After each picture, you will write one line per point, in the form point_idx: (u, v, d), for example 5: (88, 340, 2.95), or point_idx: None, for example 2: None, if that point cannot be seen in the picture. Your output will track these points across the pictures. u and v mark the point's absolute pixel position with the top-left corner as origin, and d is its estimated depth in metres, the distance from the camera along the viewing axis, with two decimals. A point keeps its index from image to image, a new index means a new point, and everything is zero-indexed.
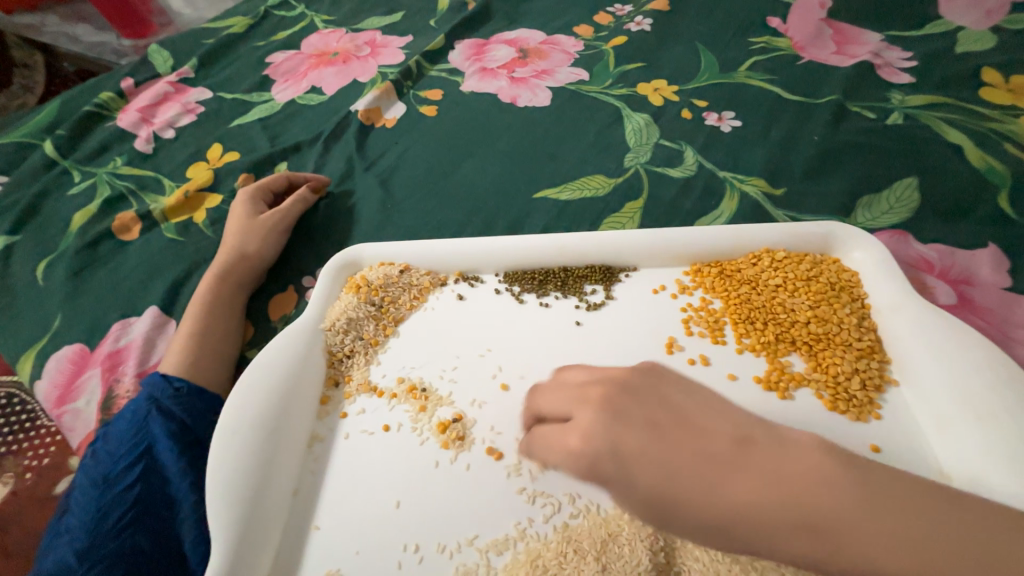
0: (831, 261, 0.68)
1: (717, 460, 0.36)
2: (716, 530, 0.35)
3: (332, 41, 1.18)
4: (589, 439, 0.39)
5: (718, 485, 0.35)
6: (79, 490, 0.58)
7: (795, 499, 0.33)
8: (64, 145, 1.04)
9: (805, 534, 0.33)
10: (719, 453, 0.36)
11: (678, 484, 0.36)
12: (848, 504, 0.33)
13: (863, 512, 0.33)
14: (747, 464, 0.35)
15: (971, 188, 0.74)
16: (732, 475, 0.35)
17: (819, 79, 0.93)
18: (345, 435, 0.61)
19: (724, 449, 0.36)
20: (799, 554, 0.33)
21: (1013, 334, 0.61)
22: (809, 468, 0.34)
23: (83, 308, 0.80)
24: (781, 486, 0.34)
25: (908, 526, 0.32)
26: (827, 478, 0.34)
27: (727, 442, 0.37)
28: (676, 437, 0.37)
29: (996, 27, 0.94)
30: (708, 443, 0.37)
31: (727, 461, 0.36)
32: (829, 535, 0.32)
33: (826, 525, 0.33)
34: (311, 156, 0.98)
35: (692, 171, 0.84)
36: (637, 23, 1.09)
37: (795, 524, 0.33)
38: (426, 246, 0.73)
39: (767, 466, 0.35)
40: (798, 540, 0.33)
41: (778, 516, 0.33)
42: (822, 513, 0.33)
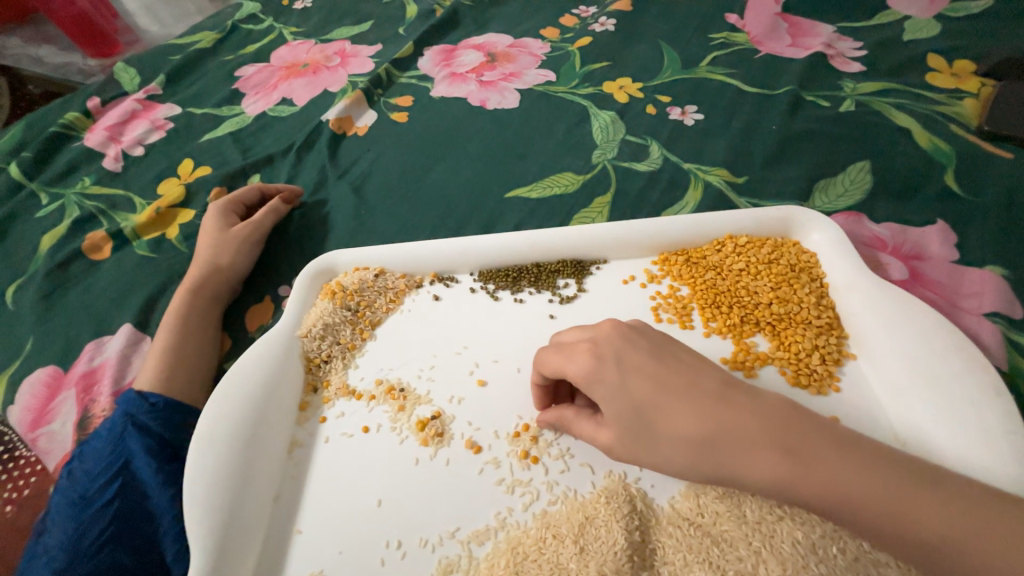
0: (791, 244, 0.71)
1: (700, 396, 0.45)
2: (677, 442, 0.45)
3: (301, 53, 1.19)
4: (599, 347, 0.50)
5: (685, 408, 0.45)
6: (56, 510, 0.57)
7: (727, 425, 0.43)
8: (31, 166, 1.02)
9: (743, 451, 0.43)
10: (707, 389, 0.46)
11: (655, 399, 0.46)
12: (792, 437, 0.42)
13: (803, 447, 0.42)
14: (727, 400, 0.45)
15: (921, 168, 0.78)
16: (704, 405, 0.45)
17: (776, 71, 0.96)
18: (326, 439, 0.61)
19: (709, 391, 0.46)
20: (724, 465, 0.43)
21: (961, 304, 0.64)
22: (773, 411, 0.44)
23: (55, 329, 0.79)
24: (720, 416, 0.44)
25: (841, 463, 0.41)
26: (785, 421, 0.43)
27: (714, 386, 0.46)
28: (676, 367, 0.48)
29: (939, 15, 0.99)
30: (696, 382, 0.46)
31: (710, 397, 0.45)
32: (767, 456, 0.42)
33: (765, 447, 0.42)
34: (284, 167, 0.98)
35: (657, 164, 0.86)
36: (600, 24, 1.11)
37: (743, 442, 0.43)
38: (400, 249, 0.74)
39: (739, 406, 0.44)
40: (741, 456, 0.43)
41: (710, 434, 0.44)
42: (768, 438, 0.43)
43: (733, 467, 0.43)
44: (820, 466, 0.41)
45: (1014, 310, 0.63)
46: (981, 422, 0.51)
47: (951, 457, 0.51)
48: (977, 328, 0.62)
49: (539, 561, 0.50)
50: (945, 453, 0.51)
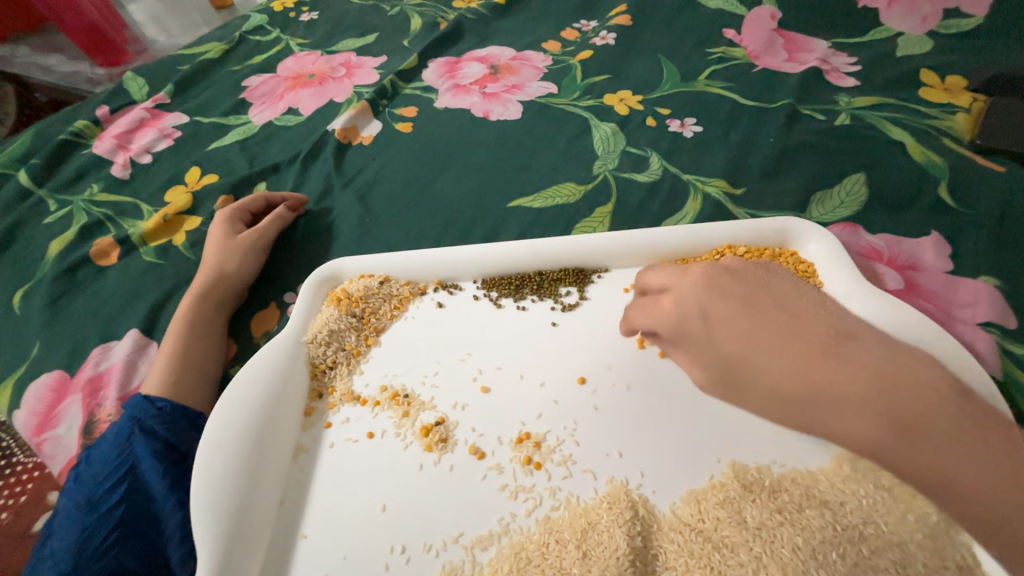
0: (789, 254, 0.72)
1: (824, 348, 0.45)
2: (792, 403, 0.45)
3: (308, 64, 1.21)
4: (683, 304, 0.53)
5: (783, 363, 0.45)
6: (63, 513, 0.58)
7: (820, 380, 0.44)
8: (40, 173, 1.04)
9: (837, 411, 0.43)
10: (814, 341, 0.46)
11: (758, 353, 0.47)
12: (850, 400, 0.42)
13: (911, 416, 0.41)
14: (838, 360, 0.44)
15: (914, 181, 0.80)
16: (828, 367, 0.44)
17: (773, 85, 0.99)
18: (330, 445, 0.62)
19: (819, 344, 0.45)
20: (803, 415, 0.46)
21: (956, 313, 0.65)
22: (894, 379, 0.42)
23: (62, 334, 0.80)
24: (818, 370, 0.44)
25: (911, 427, 0.41)
26: (891, 387, 0.42)
27: (836, 339, 0.46)
28: (771, 313, 0.48)
29: (931, 32, 1.02)
30: (805, 335, 0.46)
31: (824, 353, 0.44)
32: (871, 423, 0.42)
33: (857, 412, 0.42)
34: (290, 175, 1.00)
35: (657, 175, 0.88)
36: (601, 38, 1.14)
37: (839, 403, 0.43)
38: (404, 257, 0.75)
39: (862, 365, 0.43)
40: (820, 411, 0.44)
41: (801, 388, 0.44)
42: (878, 408, 0.41)
43: (823, 424, 0.44)
44: (876, 430, 0.41)
45: (1007, 320, 0.64)
46: None
47: None
48: (971, 338, 0.63)
49: (542, 566, 0.51)
50: None
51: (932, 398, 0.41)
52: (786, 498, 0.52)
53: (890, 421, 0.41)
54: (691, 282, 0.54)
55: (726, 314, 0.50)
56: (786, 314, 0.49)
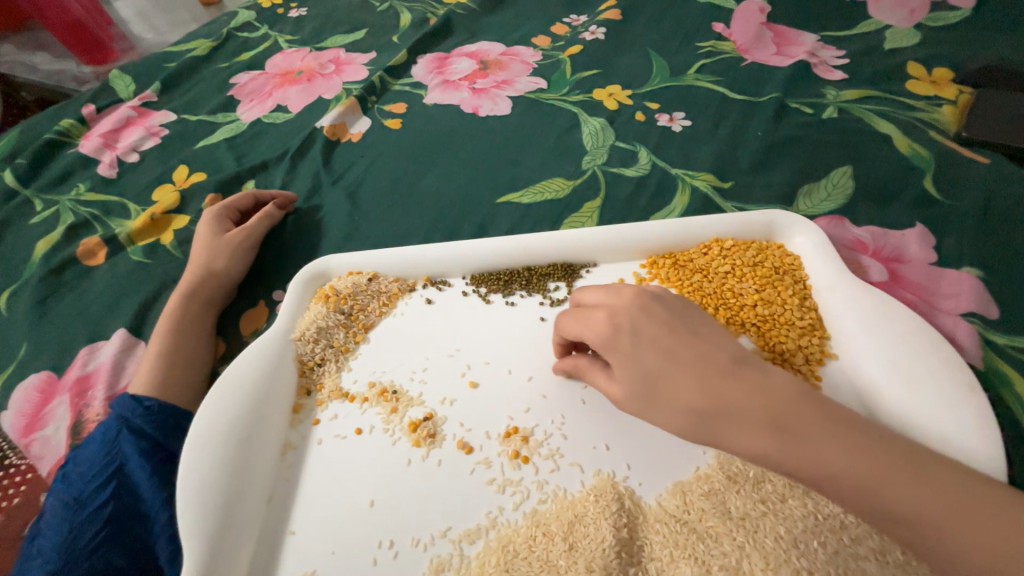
0: (775, 247, 0.72)
1: (714, 370, 0.47)
2: (695, 421, 0.47)
3: (296, 61, 1.20)
4: (616, 318, 0.51)
5: (689, 378, 0.47)
6: (50, 512, 0.57)
7: (721, 394, 0.46)
8: (26, 173, 1.03)
9: (733, 424, 0.45)
10: (714, 362, 0.48)
11: (669, 372, 0.48)
12: (742, 412, 0.45)
13: (786, 422, 0.44)
14: (731, 376, 0.46)
15: (900, 174, 0.80)
16: (722, 386, 0.46)
17: (761, 78, 0.99)
18: (319, 441, 0.62)
19: (722, 365, 0.47)
20: (715, 437, 0.46)
21: (938, 304, 0.66)
22: (774, 388, 0.46)
23: (49, 335, 0.80)
24: (721, 384, 0.46)
25: (785, 436, 0.44)
26: (778, 399, 0.45)
27: (728, 361, 0.48)
28: (681, 333, 0.50)
29: (918, 25, 1.02)
30: (713, 358, 0.48)
31: (723, 372, 0.47)
32: (766, 436, 0.44)
33: (752, 426, 0.44)
34: (278, 173, 0.99)
35: (646, 170, 0.88)
36: (591, 33, 1.14)
37: (737, 418, 0.45)
38: (393, 253, 0.75)
39: (751, 382, 0.46)
40: (721, 424, 0.46)
41: (707, 402, 0.46)
42: (763, 415, 0.44)
43: (733, 442, 0.45)
44: (770, 440, 0.44)
45: (988, 310, 0.65)
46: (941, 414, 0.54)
47: None
48: (952, 328, 0.64)
49: (529, 558, 0.52)
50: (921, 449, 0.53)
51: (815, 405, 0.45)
52: (770, 488, 0.52)
53: (785, 431, 0.44)
54: (631, 298, 0.53)
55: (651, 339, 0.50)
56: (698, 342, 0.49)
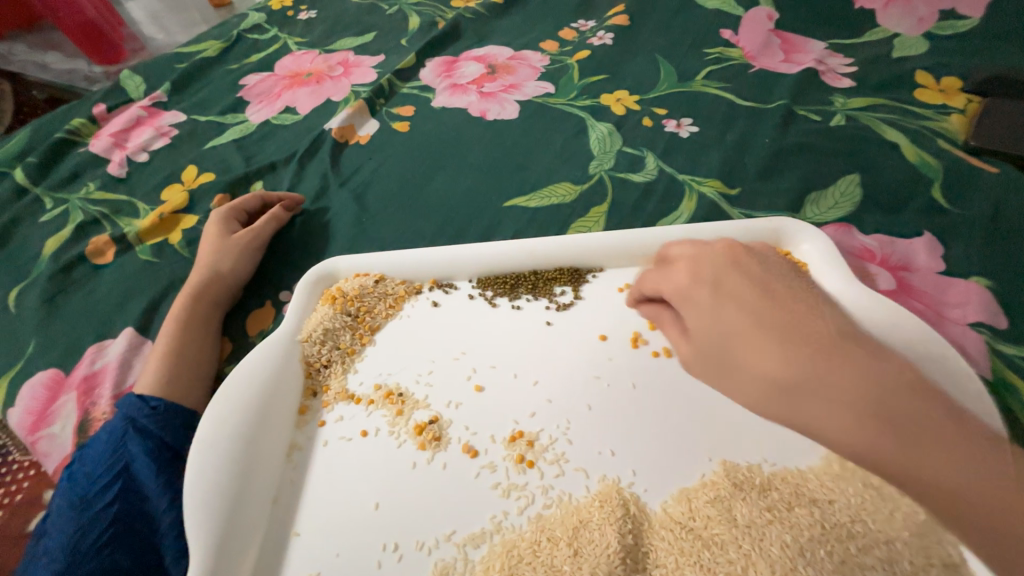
0: (782, 254, 0.72)
1: (813, 345, 0.41)
2: (785, 397, 0.41)
3: (305, 63, 1.21)
4: (698, 278, 0.51)
5: (776, 344, 0.42)
6: (57, 512, 0.58)
7: (813, 364, 0.40)
8: (37, 171, 1.04)
9: (830, 406, 0.39)
10: (813, 330, 0.42)
11: (758, 333, 0.44)
12: (846, 397, 0.38)
13: (896, 413, 0.37)
14: (837, 356, 0.40)
15: (909, 182, 0.80)
16: (825, 364, 0.40)
17: (769, 85, 0.99)
18: (324, 443, 0.62)
19: (824, 339, 0.41)
20: (795, 412, 0.40)
21: (947, 314, 0.66)
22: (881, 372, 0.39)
23: (57, 333, 0.80)
24: (816, 355, 0.40)
25: (898, 434, 0.37)
26: (888, 387, 0.38)
27: (830, 337, 0.42)
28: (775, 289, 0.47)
29: (927, 34, 1.02)
30: (814, 329, 0.42)
31: (824, 349, 0.41)
32: (877, 428, 0.37)
33: (858, 415, 0.38)
34: (287, 174, 1.00)
35: (652, 175, 0.88)
36: (599, 38, 1.14)
37: (828, 394, 0.39)
38: (400, 256, 0.75)
39: (852, 360, 0.40)
40: (811, 405, 0.40)
41: (794, 372, 0.40)
42: (859, 398, 0.38)
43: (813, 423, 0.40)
44: (887, 439, 0.37)
45: (998, 321, 0.64)
46: None
47: None
48: (961, 338, 0.63)
49: (534, 564, 0.52)
50: None
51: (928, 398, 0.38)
52: (776, 496, 0.52)
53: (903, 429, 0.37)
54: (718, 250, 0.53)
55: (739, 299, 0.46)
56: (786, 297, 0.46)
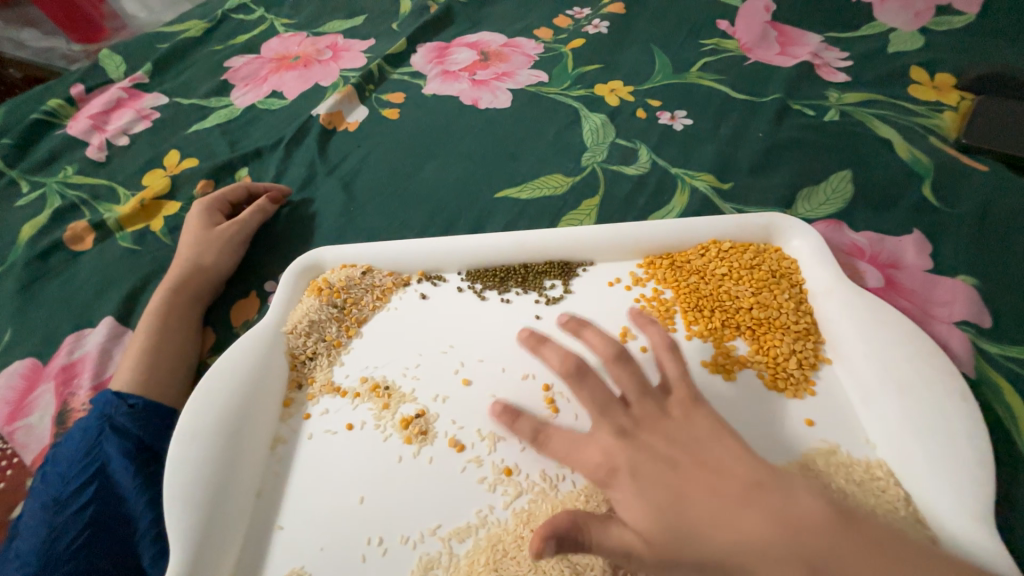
0: (773, 250, 0.72)
1: (734, 496, 0.42)
2: (673, 532, 0.41)
3: (293, 46, 1.18)
4: (611, 456, 0.47)
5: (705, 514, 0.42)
6: (29, 515, 0.57)
7: (737, 538, 0.40)
8: (12, 154, 1.00)
9: (728, 540, 0.40)
10: (728, 489, 0.43)
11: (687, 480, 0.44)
12: (750, 533, 0.40)
13: (832, 560, 0.39)
14: (763, 506, 0.41)
15: (899, 178, 0.80)
16: (747, 514, 0.41)
17: (765, 78, 0.98)
18: (309, 436, 0.61)
19: (734, 491, 0.43)
20: None
21: (933, 312, 0.66)
22: (798, 512, 0.41)
23: (35, 321, 0.78)
24: (729, 519, 0.41)
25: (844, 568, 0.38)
26: (804, 527, 0.40)
27: (743, 487, 0.43)
28: (689, 465, 0.45)
29: (923, 29, 1.01)
30: (723, 482, 0.43)
31: (742, 497, 0.42)
32: (784, 557, 0.39)
33: (778, 558, 0.39)
34: (273, 161, 0.97)
35: (646, 168, 0.87)
36: (594, 26, 1.12)
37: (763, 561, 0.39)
38: (388, 247, 0.74)
39: (767, 511, 0.41)
40: (704, 543, 0.41)
41: (731, 553, 0.40)
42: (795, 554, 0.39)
43: None
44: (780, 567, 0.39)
45: (983, 319, 0.65)
46: (932, 420, 0.54)
47: (916, 468, 0.53)
48: (947, 336, 0.64)
49: (518, 558, 0.52)
50: (915, 463, 0.53)
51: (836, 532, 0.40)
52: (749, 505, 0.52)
53: (797, 552, 0.39)
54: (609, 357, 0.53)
55: (651, 449, 0.47)
56: (702, 447, 0.46)
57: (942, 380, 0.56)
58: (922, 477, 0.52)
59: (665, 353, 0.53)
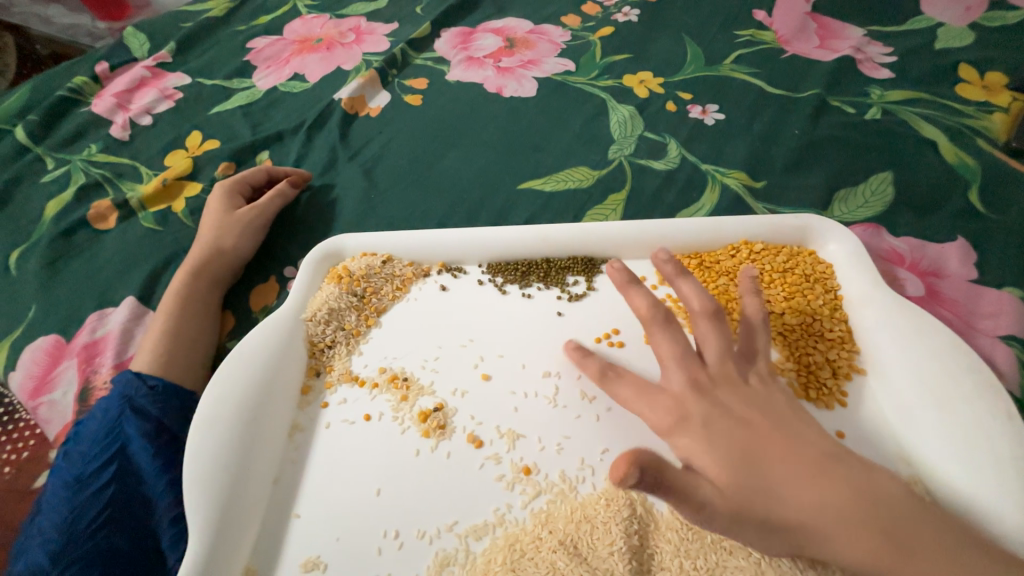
0: (806, 254, 0.69)
1: (812, 465, 0.40)
2: (751, 489, 0.38)
3: (315, 28, 1.16)
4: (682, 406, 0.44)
5: (792, 480, 0.39)
6: (53, 491, 0.58)
7: (817, 503, 0.39)
8: (38, 130, 1.00)
9: (800, 503, 0.39)
10: (808, 457, 0.41)
11: (764, 442, 0.41)
12: (828, 500, 0.39)
13: (903, 533, 0.39)
14: (844, 474, 0.40)
15: (944, 182, 0.76)
16: (828, 486, 0.39)
17: (803, 73, 0.94)
18: (326, 425, 0.61)
19: (813, 459, 0.41)
20: (837, 547, 0.39)
21: (977, 324, 0.63)
22: (869, 484, 0.40)
23: (58, 298, 0.79)
24: (814, 479, 0.40)
25: (910, 536, 0.39)
26: (876, 500, 0.40)
27: (819, 457, 0.41)
28: (764, 428, 0.42)
29: (975, 24, 0.96)
30: (801, 449, 0.41)
31: (824, 470, 0.40)
32: (858, 525, 0.39)
33: (854, 531, 0.38)
34: (294, 145, 0.96)
35: (675, 164, 0.84)
36: (624, 14, 1.08)
37: (837, 528, 0.38)
38: (409, 236, 0.73)
39: (844, 481, 0.40)
40: (779, 501, 0.39)
41: (812, 516, 0.38)
42: (868, 523, 0.39)
43: (824, 551, 0.39)
44: (857, 537, 0.38)
45: None
46: (972, 438, 0.52)
47: (961, 487, 0.50)
48: (990, 351, 0.61)
49: (536, 559, 0.51)
50: (955, 480, 0.50)
51: (900, 509, 0.40)
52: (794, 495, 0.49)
53: (874, 524, 0.39)
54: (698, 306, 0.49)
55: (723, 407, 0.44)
56: (777, 412, 0.44)
57: (987, 398, 0.53)
58: (968, 492, 0.49)
59: (704, 320, 0.48)
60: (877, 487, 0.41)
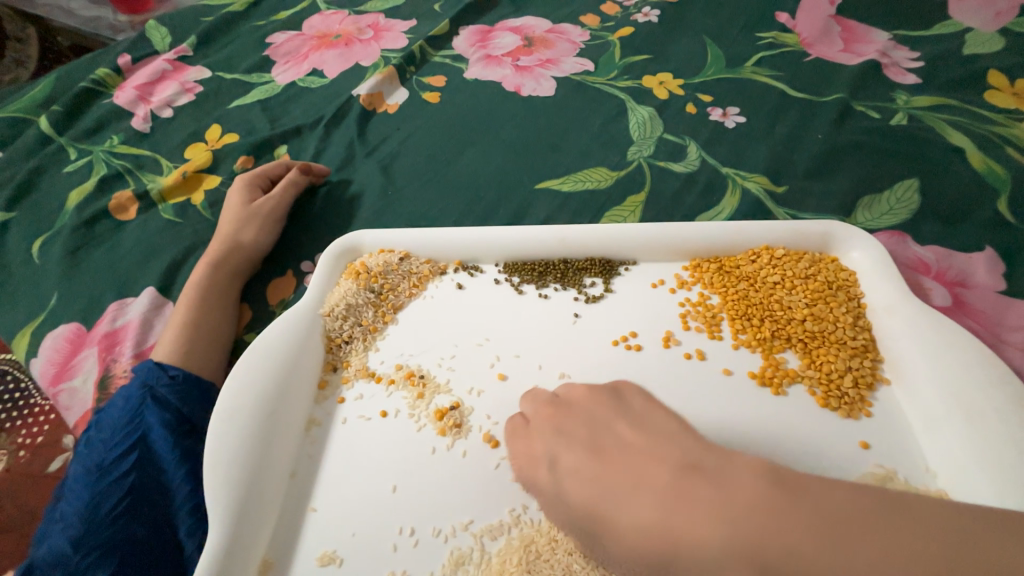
0: (828, 260, 0.68)
1: (656, 483, 0.37)
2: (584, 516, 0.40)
3: (334, 24, 1.16)
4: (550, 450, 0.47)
5: (632, 504, 0.37)
6: (74, 478, 0.58)
7: (667, 525, 0.35)
8: (61, 120, 1.02)
9: (638, 521, 0.36)
10: (656, 477, 0.38)
11: (609, 490, 0.39)
12: (673, 520, 0.35)
13: (777, 550, 0.32)
14: (682, 492, 0.36)
15: (971, 191, 0.75)
16: (672, 504, 0.36)
17: (826, 77, 0.92)
18: (343, 421, 0.61)
19: (661, 480, 0.37)
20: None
21: (1005, 337, 0.62)
22: (735, 494, 0.35)
23: (80, 287, 0.80)
24: (659, 496, 0.36)
25: (789, 554, 0.32)
26: (743, 511, 0.34)
27: (673, 470, 0.38)
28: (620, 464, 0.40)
29: (1005, 30, 0.94)
30: (648, 471, 0.39)
31: (672, 484, 0.37)
32: (722, 546, 0.33)
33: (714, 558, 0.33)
34: (312, 140, 0.97)
35: (694, 166, 0.84)
36: (644, 14, 1.07)
37: (698, 553, 0.33)
38: (427, 234, 0.73)
39: (698, 494, 0.35)
40: (618, 525, 0.37)
41: (660, 539, 0.35)
42: (731, 543, 0.33)
43: None
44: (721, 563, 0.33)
45: None
46: (1001, 452, 0.50)
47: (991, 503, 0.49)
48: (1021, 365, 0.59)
49: (551, 561, 0.51)
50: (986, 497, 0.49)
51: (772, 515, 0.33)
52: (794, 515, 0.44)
53: (736, 544, 0.33)
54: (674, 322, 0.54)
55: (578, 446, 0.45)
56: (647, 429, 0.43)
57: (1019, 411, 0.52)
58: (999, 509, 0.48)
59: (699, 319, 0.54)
60: (743, 494, 0.35)
